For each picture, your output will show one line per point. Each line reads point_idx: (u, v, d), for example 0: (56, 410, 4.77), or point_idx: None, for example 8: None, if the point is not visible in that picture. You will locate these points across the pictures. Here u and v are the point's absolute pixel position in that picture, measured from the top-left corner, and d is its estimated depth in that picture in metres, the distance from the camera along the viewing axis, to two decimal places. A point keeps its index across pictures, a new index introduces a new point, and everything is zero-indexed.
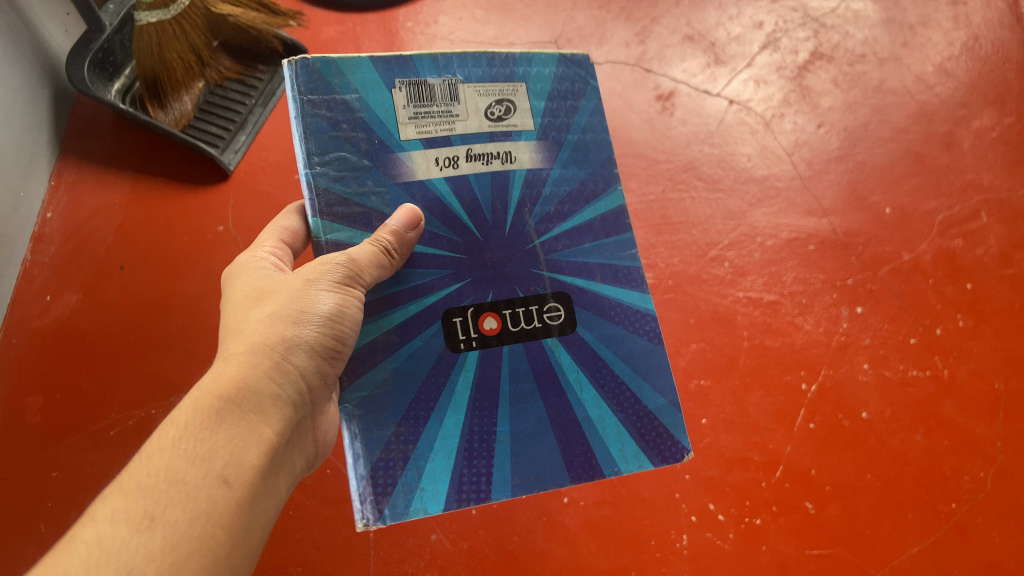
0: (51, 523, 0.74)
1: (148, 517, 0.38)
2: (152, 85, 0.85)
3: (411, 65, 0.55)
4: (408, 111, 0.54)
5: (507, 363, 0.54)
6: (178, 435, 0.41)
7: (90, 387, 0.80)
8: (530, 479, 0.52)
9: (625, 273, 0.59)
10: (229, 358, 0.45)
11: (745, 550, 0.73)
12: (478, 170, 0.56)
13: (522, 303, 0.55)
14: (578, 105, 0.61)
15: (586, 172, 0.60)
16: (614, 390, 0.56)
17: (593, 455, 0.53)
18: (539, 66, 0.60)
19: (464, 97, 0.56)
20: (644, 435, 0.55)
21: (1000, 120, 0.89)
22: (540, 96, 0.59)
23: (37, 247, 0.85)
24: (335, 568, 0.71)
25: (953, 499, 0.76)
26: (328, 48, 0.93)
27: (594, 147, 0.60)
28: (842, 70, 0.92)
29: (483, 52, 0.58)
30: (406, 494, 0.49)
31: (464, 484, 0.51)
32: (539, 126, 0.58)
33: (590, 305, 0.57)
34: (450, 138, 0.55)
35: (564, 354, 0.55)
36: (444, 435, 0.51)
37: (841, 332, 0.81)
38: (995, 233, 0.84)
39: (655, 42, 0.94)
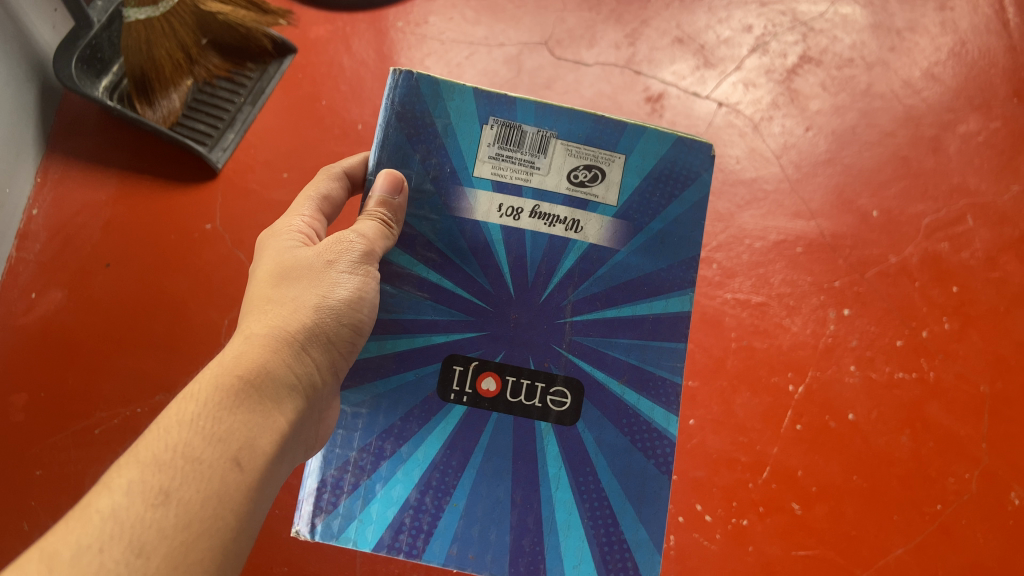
0: (34, 522, 0.76)
1: (162, 493, 0.40)
2: (140, 82, 0.86)
3: (512, 106, 0.58)
4: (490, 151, 0.57)
5: (490, 433, 0.55)
6: (197, 411, 0.44)
7: (76, 384, 0.80)
8: (468, 556, 0.53)
9: (653, 383, 0.57)
10: (250, 337, 0.48)
11: (732, 549, 0.76)
12: (538, 229, 0.57)
13: (537, 374, 0.55)
14: (675, 196, 0.58)
15: (656, 265, 0.58)
16: (594, 503, 0.55)
17: (542, 558, 0.54)
18: (650, 142, 0.58)
19: (552, 155, 0.57)
20: (609, 546, 0.55)
21: (986, 125, 0.88)
22: (636, 173, 0.58)
23: (23, 244, 0.84)
24: (321, 567, 0.75)
25: (938, 500, 0.76)
26: (318, 48, 0.93)
27: (678, 241, 0.58)
28: (830, 74, 0.91)
29: (594, 112, 0.58)
30: (343, 520, 0.53)
31: (400, 533, 0.53)
32: (622, 203, 0.58)
33: (606, 404, 0.56)
34: (521, 189, 0.57)
35: (558, 442, 0.55)
36: (400, 477, 0.54)
37: (828, 334, 0.81)
38: (980, 237, 0.84)
39: (644, 44, 0.94)
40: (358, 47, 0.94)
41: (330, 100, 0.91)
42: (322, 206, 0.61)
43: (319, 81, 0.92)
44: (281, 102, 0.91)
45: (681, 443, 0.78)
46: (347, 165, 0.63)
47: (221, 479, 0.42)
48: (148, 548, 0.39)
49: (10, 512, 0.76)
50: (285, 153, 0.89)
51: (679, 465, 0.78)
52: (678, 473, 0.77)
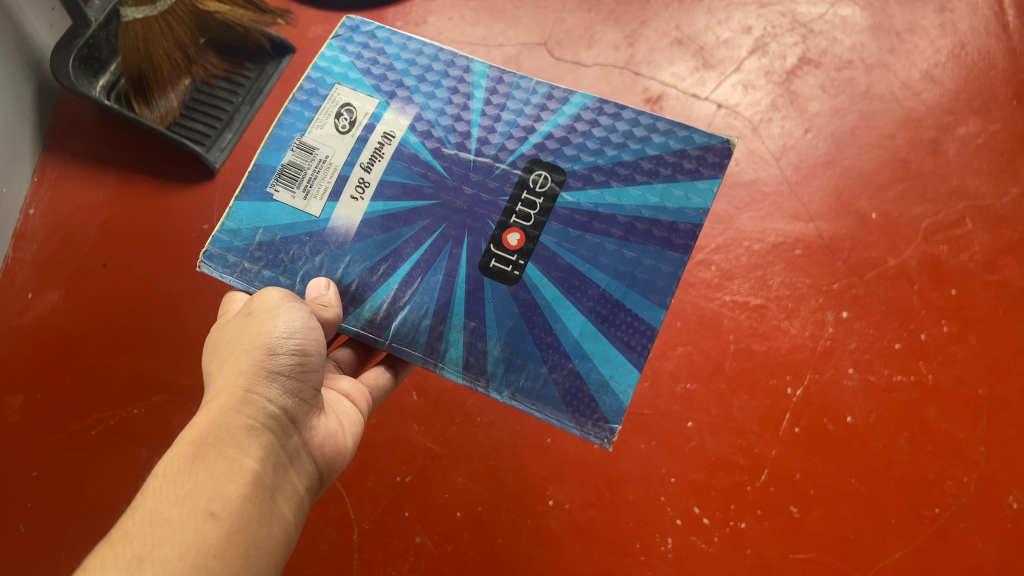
0: (29, 523, 0.76)
1: (136, 559, 0.40)
2: (138, 82, 0.85)
3: (263, 172, 0.63)
4: (300, 198, 0.62)
5: (570, 254, 0.60)
6: (159, 483, 0.45)
7: (73, 385, 0.80)
8: (662, 284, 0.60)
9: (548, 111, 0.64)
10: (201, 409, 0.50)
11: (729, 552, 0.76)
12: (383, 165, 0.63)
13: (520, 187, 0.62)
14: (387, 54, 0.66)
15: (445, 80, 0.65)
16: (654, 174, 0.62)
17: (681, 221, 0.61)
18: (334, 62, 0.66)
19: (317, 142, 0.63)
20: (692, 169, 0.62)
21: (986, 127, 0.88)
22: (352, 79, 0.65)
23: (19, 244, 0.84)
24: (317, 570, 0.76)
25: (937, 504, 0.76)
26: (317, 48, 0.94)
27: (425, 56, 0.66)
28: (829, 76, 0.91)
29: (290, 102, 0.64)
30: (606, 392, 0.59)
31: (631, 340, 0.59)
32: (378, 95, 0.65)
33: (555, 149, 0.63)
34: (342, 173, 0.62)
35: (579, 192, 0.62)
36: (579, 329, 0.60)
37: (827, 337, 0.81)
38: (979, 239, 0.83)
39: (643, 45, 0.94)
40: None
41: None
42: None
43: None
44: (278, 103, 0.91)
45: (681, 445, 0.79)
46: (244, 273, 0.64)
47: (195, 531, 0.42)
48: None
49: (5, 512, 0.76)
50: None
51: (676, 469, 0.78)
52: (675, 477, 0.78)
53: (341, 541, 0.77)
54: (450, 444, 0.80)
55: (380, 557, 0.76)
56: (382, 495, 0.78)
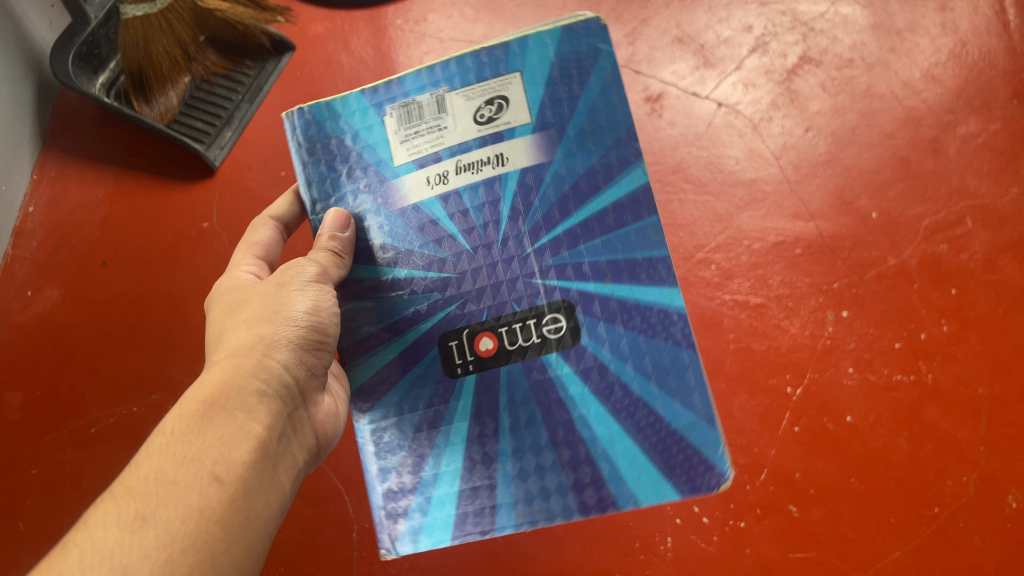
0: (29, 521, 0.76)
1: (139, 518, 0.42)
2: (138, 79, 0.85)
3: (399, 87, 0.58)
4: (399, 137, 0.58)
5: (509, 393, 0.57)
6: (166, 440, 0.45)
7: (73, 383, 0.80)
8: (536, 511, 0.56)
9: (636, 269, 0.56)
10: (213, 366, 0.50)
11: (728, 551, 0.76)
12: (469, 179, 0.57)
13: (529, 318, 0.57)
14: (568, 75, 0.57)
15: (598, 155, 0.57)
16: (640, 419, 0.56)
17: (609, 484, 0.56)
18: (537, 47, 0.58)
19: (452, 109, 0.58)
20: (671, 462, 0.55)
21: (986, 126, 0.87)
22: (536, 83, 0.57)
23: (19, 242, 0.84)
24: (317, 568, 0.77)
25: (936, 503, 0.76)
26: (316, 46, 0.93)
27: (607, 124, 0.57)
28: (830, 75, 0.90)
29: (471, 51, 0.58)
30: (415, 521, 0.57)
31: (466, 516, 0.57)
32: (536, 117, 0.57)
33: (600, 314, 0.56)
34: (439, 155, 0.58)
35: (571, 374, 0.56)
36: (450, 462, 0.57)
37: (826, 336, 0.81)
38: (980, 239, 0.83)
39: (644, 44, 0.94)
40: (356, 46, 0.94)
41: None
42: (263, 253, 0.65)
43: (318, 80, 0.92)
44: (278, 100, 0.91)
45: None
46: (273, 211, 0.68)
47: (199, 494, 0.43)
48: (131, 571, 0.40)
49: (7, 510, 0.77)
50: (279, 151, 0.88)
51: None
52: None
53: (341, 539, 0.77)
54: None
55: (380, 556, 0.76)
56: None
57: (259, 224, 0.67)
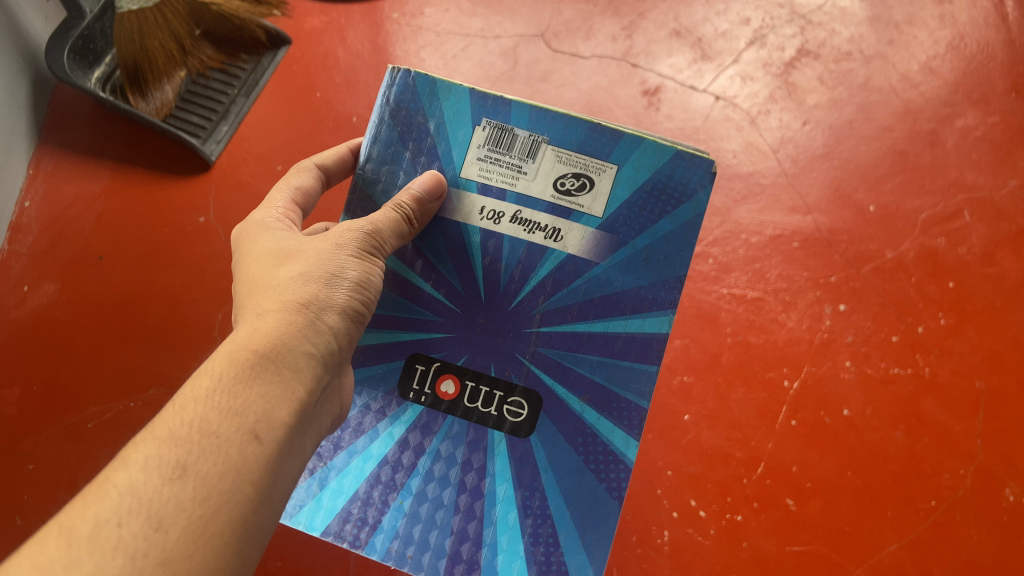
0: (27, 515, 0.76)
1: (179, 467, 0.41)
2: (133, 74, 0.85)
3: (507, 110, 0.57)
4: (480, 152, 0.57)
5: (443, 440, 0.56)
6: (212, 386, 0.44)
7: (70, 378, 0.80)
8: (406, 556, 0.55)
9: (614, 403, 0.56)
10: (262, 314, 0.48)
11: (726, 545, 0.76)
12: (517, 234, 0.57)
13: (496, 384, 0.56)
14: (645, 197, 0.57)
15: (643, 282, 0.57)
16: (537, 521, 0.55)
17: (479, 564, 0.55)
18: (645, 154, 0.57)
19: (541, 160, 0.57)
20: (541, 566, 0.55)
21: (984, 119, 0.87)
22: (627, 186, 0.57)
23: (14, 237, 0.84)
24: (314, 564, 0.78)
25: (933, 496, 0.76)
26: (312, 40, 0.93)
27: (666, 260, 0.57)
28: (828, 67, 0.90)
29: (588, 118, 0.57)
30: (299, 499, 0.56)
31: (347, 521, 0.56)
32: (608, 216, 0.57)
33: (560, 424, 0.56)
34: (505, 193, 0.57)
35: (507, 455, 0.56)
36: (359, 466, 0.56)
37: (823, 330, 0.81)
38: (977, 232, 0.83)
39: (641, 37, 0.93)
40: (353, 39, 0.93)
41: (325, 93, 0.91)
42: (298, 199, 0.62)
43: (314, 74, 0.92)
44: (275, 94, 0.91)
45: (678, 438, 0.79)
46: (320, 160, 0.65)
47: (239, 451, 0.42)
48: (166, 521, 0.39)
49: (5, 506, 0.77)
50: (278, 146, 0.89)
51: (673, 461, 0.78)
52: (672, 469, 0.78)
53: None
54: None
55: None
56: None
57: (303, 171, 0.64)
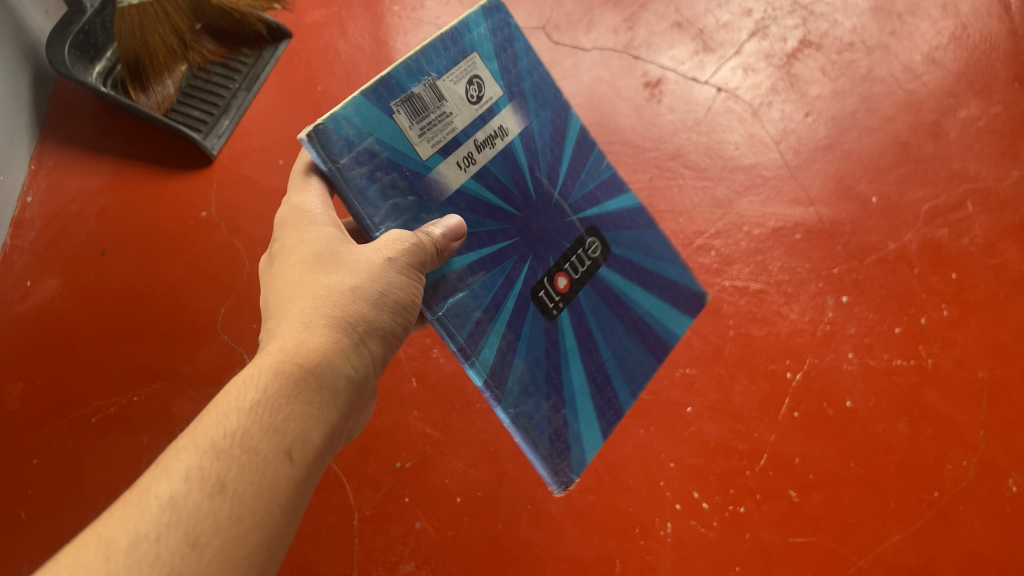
0: (31, 511, 0.75)
1: (218, 483, 0.38)
2: (134, 68, 0.86)
3: (395, 79, 0.47)
4: (415, 132, 0.48)
5: (592, 317, 0.60)
6: (256, 400, 0.41)
7: (73, 372, 0.79)
8: (636, 380, 0.64)
9: (608, 191, 0.64)
10: (307, 327, 0.44)
11: (729, 536, 0.74)
12: (489, 156, 0.53)
13: (575, 247, 0.59)
14: (514, 50, 0.56)
15: (550, 115, 0.59)
16: (643, 282, 0.65)
17: (663, 338, 0.66)
18: (477, 27, 0.53)
19: (449, 92, 0.50)
20: (673, 300, 0.67)
21: (987, 110, 0.87)
22: (490, 58, 0.54)
23: (17, 233, 0.84)
24: (319, 556, 0.74)
25: (936, 487, 0.75)
26: (313, 32, 0.94)
27: (540, 87, 0.58)
28: (830, 59, 0.91)
29: (433, 36, 0.50)
30: (576, 449, 0.58)
31: (606, 414, 0.61)
32: (504, 88, 0.55)
33: (609, 225, 0.63)
34: (457, 138, 0.51)
35: (613, 274, 0.63)
36: (579, 387, 0.59)
37: (826, 321, 0.81)
38: (980, 223, 0.83)
39: (643, 29, 0.93)
40: (354, 33, 0.95)
41: (326, 87, 0.92)
42: None
43: (315, 67, 0.92)
44: (276, 88, 0.91)
45: (679, 430, 0.78)
46: None
47: (275, 473, 0.40)
48: (202, 539, 0.37)
49: (7, 501, 0.75)
50: (280, 139, 0.89)
51: (675, 453, 0.77)
52: (674, 462, 0.77)
53: (342, 527, 0.75)
54: (451, 431, 0.78)
55: (382, 542, 0.74)
56: (381, 481, 0.76)
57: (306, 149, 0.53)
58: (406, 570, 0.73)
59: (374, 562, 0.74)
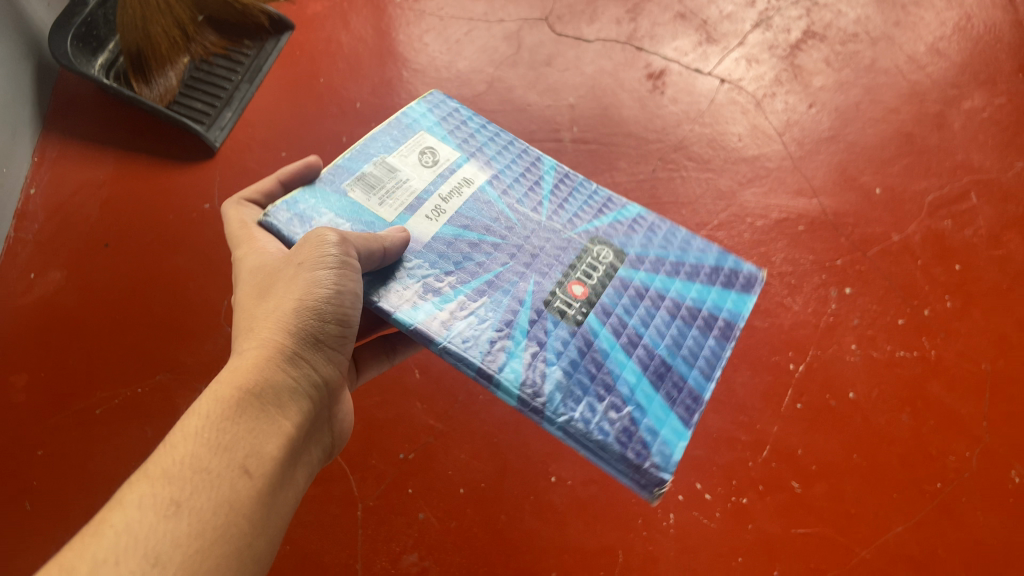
0: (36, 502, 0.74)
1: (173, 503, 0.41)
2: (136, 61, 0.88)
3: (344, 172, 0.63)
4: (374, 201, 0.61)
5: (626, 314, 0.58)
6: (201, 425, 0.45)
7: (75, 364, 0.79)
8: (709, 362, 0.58)
9: (611, 208, 0.65)
10: (243, 354, 0.49)
11: (732, 528, 0.73)
12: (460, 201, 0.62)
13: (581, 256, 0.61)
14: (469, 124, 0.68)
15: (519, 159, 0.67)
16: (677, 271, 0.62)
17: (723, 317, 0.60)
18: (422, 116, 0.68)
19: (399, 165, 0.64)
20: (722, 282, 0.62)
21: (991, 101, 0.87)
22: (439, 132, 0.67)
23: (20, 225, 0.84)
24: (322, 547, 0.74)
25: (938, 478, 0.73)
26: (314, 23, 0.95)
27: (502, 139, 0.68)
28: (834, 49, 0.92)
29: (377, 134, 0.66)
30: (659, 443, 0.53)
31: (681, 401, 0.55)
32: (463, 149, 0.66)
33: (612, 233, 0.63)
34: (420, 197, 0.62)
35: (633, 270, 0.61)
36: (637, 378, 0.56)
37: (829, 313, 0.80)
38: (984, 214, 0.82)
39: (646, 20, 0.95)
40: (356, 25, 0.96)
41: (328, 79, 0.92)
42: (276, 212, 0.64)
43: (317, 60, 0.93)
44: (277, 80, 0.92)
45: None
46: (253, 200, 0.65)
47: (230, 486, 0.43)
48: (164, 555, 0.39)
49: (6, 493, 0.74)
50: (280, 131, 0.89)
51: None
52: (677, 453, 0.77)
53: (347, 518, 0.75)
54: (453, 422, 0.80)
55: (384, 533, 0.74)
56: (384, 473, 0.77)
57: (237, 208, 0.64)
58: (409, 561, 0.73)
59: (377, 553, 0.74)
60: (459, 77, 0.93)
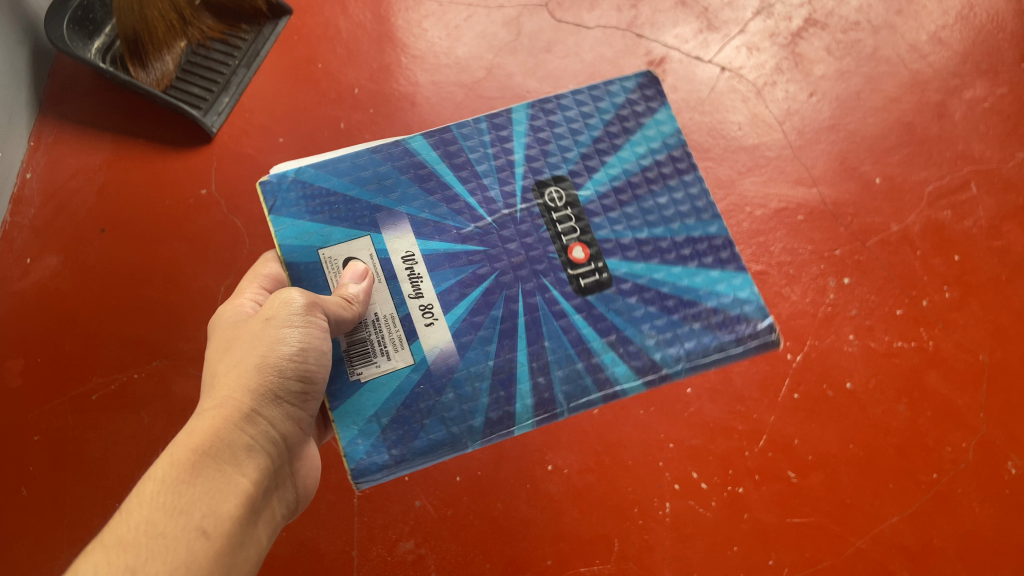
0: (32, 487, 0.76)
1: (128, 570, 0.42)
2: (132, 44, 0.86)
3: None
4: (384, 360, 0.60)
5: (631, 231, 0.64)
6: (156, 489, 0.46)
7: (73, 351, 0.80)
8: (700, 205, 0.65)
9: (508, 140, 0.67)
10: (202, 413, 0.50)
11: (726, 516, 0.74)
12: (428, 279, 0.62)
13: (546, 213, 0.64)
14: (335, 191, 0.64)
15: (408, 179, 0.65)
16: (605, 140, 0.67)
17: (674, 151, 0.66)
18: (294, 226, 0.62)
19: None
20: (637, 114, 0.68)
21: (992, 91, 0.86)
22: (316, 223, 0.62)
23: (16, 209, 0.84)
24: (318, 533, 0.75)
25: (935, 469, 0.75)
26: (311, 8, 0.94)
27: (371, 175, 0.64)
28: (835, 38, 0.90)
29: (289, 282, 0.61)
30: (739, 303, 0.63)
31: (725, 258, 0.64)
32: (365, 228, 0.63)
33: (534, 158, 0.66)
34: (402, 312, 0.61)
35: (591, 182, 0.65)
36: (682, 272, 0.63)
37: (828, 303, 0.80)
38: (984, 205, 0.82)
39: (647, 7, 0.94)
40: (354, 10, 0.94)
41: (326, 64, 0.91)
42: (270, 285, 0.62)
43: (315, 45, 0.92)
44: (274, 66, 0.91)
45: (679, 411, 0.77)
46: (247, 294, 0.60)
47: (185, 549, 0.44)
48: None
49: (7, 476, 0.76)
50: (279, 117, 0.89)
51: (675, 433, 0.77)
52: (673, 442, 0.76)
53: (342, 505, 0.76)
54: None
55: (381, 520, 0.75)
56: None
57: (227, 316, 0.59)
58: (405, 549, 0.74)
59: (375, 540, 0.74)
60: (458, 64, 0.92)
